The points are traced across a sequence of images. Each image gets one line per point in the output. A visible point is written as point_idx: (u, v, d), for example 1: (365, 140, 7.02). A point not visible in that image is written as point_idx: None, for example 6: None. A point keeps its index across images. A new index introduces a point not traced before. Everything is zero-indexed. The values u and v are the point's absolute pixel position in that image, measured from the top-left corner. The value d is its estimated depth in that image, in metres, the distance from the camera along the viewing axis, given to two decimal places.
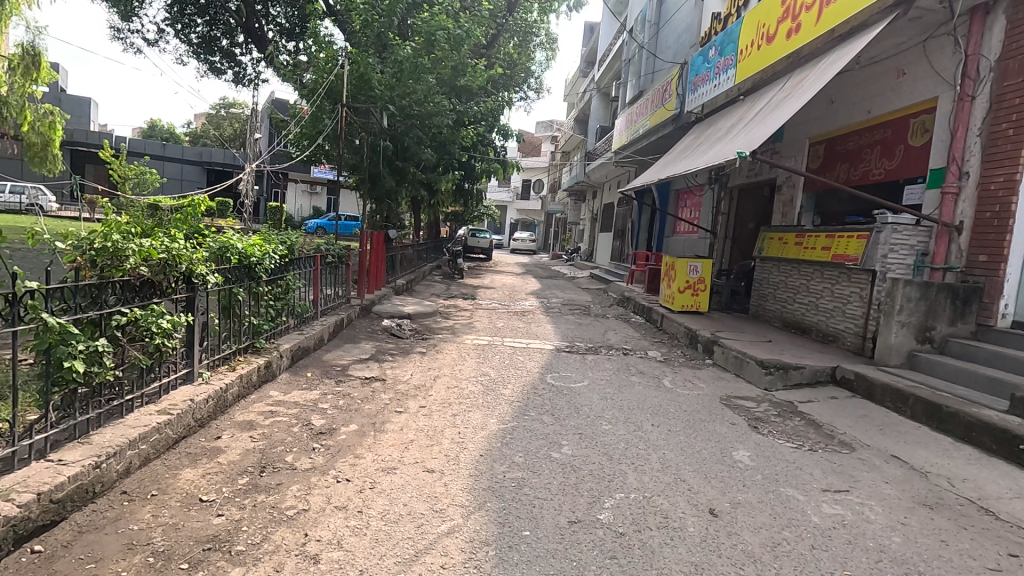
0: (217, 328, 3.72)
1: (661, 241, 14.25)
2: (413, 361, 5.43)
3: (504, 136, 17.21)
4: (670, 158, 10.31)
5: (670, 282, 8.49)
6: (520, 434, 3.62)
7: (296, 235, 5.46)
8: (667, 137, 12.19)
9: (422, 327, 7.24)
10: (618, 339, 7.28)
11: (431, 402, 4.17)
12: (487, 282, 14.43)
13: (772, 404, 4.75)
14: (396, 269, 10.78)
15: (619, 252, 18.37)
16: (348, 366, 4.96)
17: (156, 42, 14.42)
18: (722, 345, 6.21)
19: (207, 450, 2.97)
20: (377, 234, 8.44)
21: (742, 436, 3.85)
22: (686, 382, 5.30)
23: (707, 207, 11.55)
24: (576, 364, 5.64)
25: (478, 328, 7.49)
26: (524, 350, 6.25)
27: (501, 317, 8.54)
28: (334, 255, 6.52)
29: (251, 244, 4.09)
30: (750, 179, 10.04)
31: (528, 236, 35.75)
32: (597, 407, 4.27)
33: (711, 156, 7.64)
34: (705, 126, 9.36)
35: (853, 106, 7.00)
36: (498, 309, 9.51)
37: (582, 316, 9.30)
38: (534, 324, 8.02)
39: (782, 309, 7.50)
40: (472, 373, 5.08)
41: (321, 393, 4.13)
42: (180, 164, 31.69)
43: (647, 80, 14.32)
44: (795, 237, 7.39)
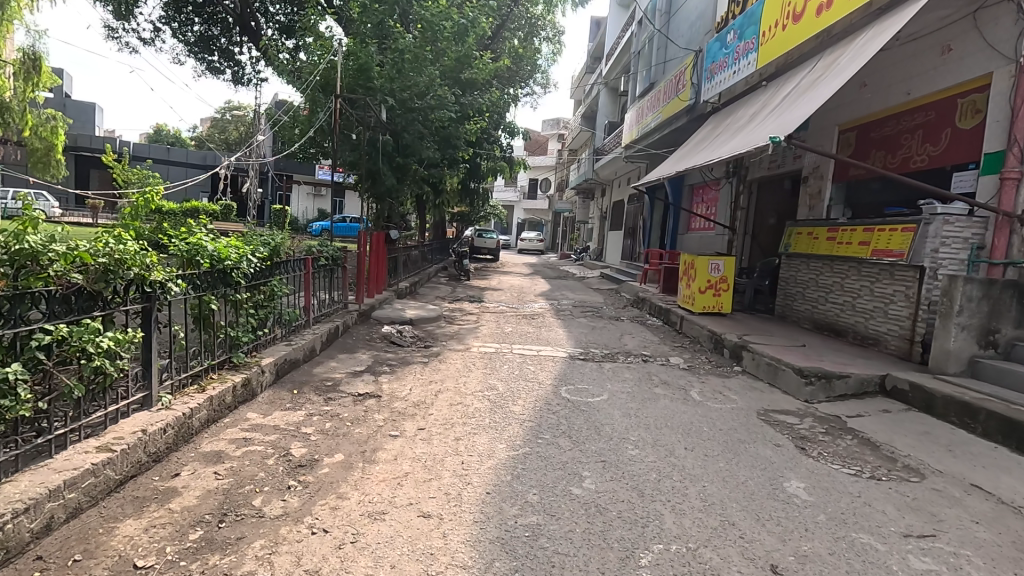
0: (185, 343, 3.24)
1: (675, 238, 13.70)
2: (413, 373, 4.94)
3: (511, 134, 16.70)
4: (685, 151, 9.75)
5: (690, 282, 7.95)
6: (534, 464, 3.10)
7: (284, 236, 5.00)
8: (681, 129, 11.64)
9: (425, 333, 6.75)
10: (636, 344, 6.75)
11: (431, 424, 3.65)
12: (495, 284, 13.93)
13: (817, 419, 4.19)
14: (398, 271, 10.31)
15: (630, 251, 17.81)
16: (340, 381, 4.46)
17: (152, 41, 14.10)
18: (752, 350, 5.65)
19: (159, 493, 2.47)
20: (376, 234, 7.88)
21: (792, 462, 3.31)
22: (716, 394, 4.76)
23: (724, 202, 10.99)
24: (593, 374, 5.12)
25: (485, 333, 6.98)
26: (535, 358, 5.73)
27: (509, 321, 8.03)
28: (329, 257, 6.05)
29: (225, 246, 3.62)
30: (771, 172, 9.46)
31: (536, 236, 35.20)
32: (621, 427, 3.74)
33: (733, 146, 7.04)
34: (724, 116, 8.76)
35: (890, 88, 6.42)
36: (506, 312, 9.01)
37: (595, 319, 8.76)
38: (545, 329, 7.49)
39: (813, 310, 6.93)
40: (479, 387, 4.56)
41: (306, 415, 3.63)
42: (184, 167, 31.58)
43: (658, 71, 13.77)
44: (827, 231, 6.82)
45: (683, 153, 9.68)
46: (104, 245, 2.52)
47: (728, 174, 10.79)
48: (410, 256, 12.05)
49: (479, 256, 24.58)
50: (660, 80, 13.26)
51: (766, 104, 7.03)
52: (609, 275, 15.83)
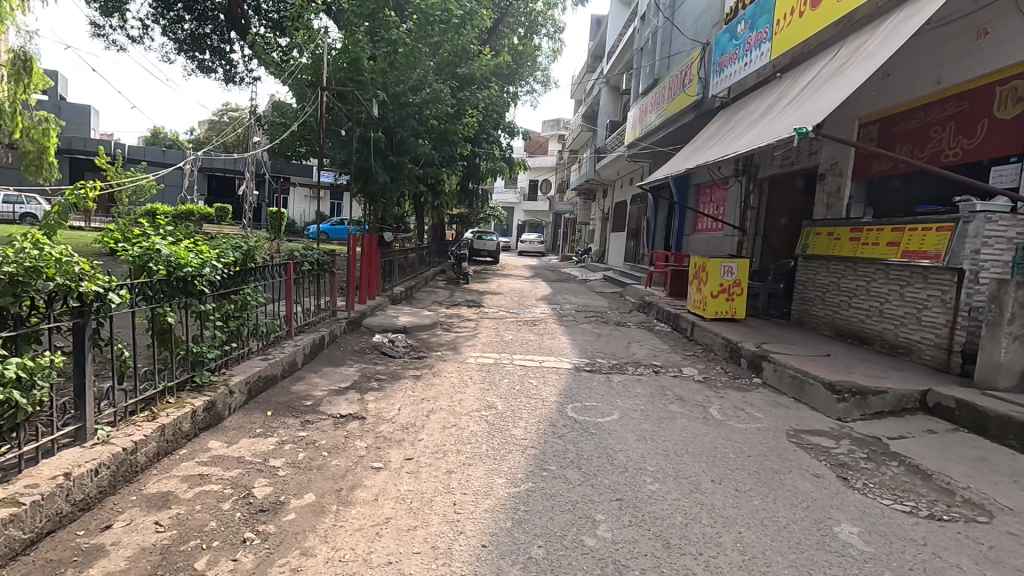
0: (133, 363, 2.79)
1: (680, 240, 13.26)
2: (403, 389, 4.49)
3: (511, 133, 16.29)
4: (692, 148, 9.30)
5: (701, 286, 7.50)
6: (539, 504, 2.65)
7: (261, 239, 4.56)
8: (687, 126, 11.20)
9: (419, 343, 6.30)
10: (646, 354, 6.29)
11: (421, 453, 3.20)
12: (495, 287, 13.48)
13: (855, 442, 3.74)
14: (394, 275, 9.87)
15: (634, 253, 17.39)
16: (321, 400, 4.01)
17: (140, 39, 13.69)
18: (773, 361, 5.19)
19: (79, 553, 2.01)
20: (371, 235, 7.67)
21: (838, 499, 2.86)
22: (738, 411, 4.30)
23: (733, 202, 10.56)
24: (602, 389, 4.67)
25: (483, 342, 6.54)
26: (537, 370, 5.29)
27: (509, 328, 7.58)
28: (314, 261, 5.60)
29: (184, 251, 3.18)
30: (783, 169, 9.02)
31: (537, 237, 34.74)
32: (636, 455, 3.29)
33: (747, 140, 6.56)
34: (735, 111, 8.27)
35: (916, 77, 5.98)
36: (506, 318, 8.56)
37: (600, 324, 8.31)
38: (548, 337, 7.04)
39: (835, 316, 6.48)
40: (476, 406, 4.11)
41: (277, 444, 3.18)
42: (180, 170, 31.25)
43: (662, 67, 13.35)
44: (850, 231, 6.37)
45: (691, 150, 9.17)
46: (8, 250, 2.09)
47: (737, 172, 10.35)
48: (406, 259, 11.62)
49: (479, 258, 24.14)
50: (665, 76, 12.82)
51: (784, 95, 6.55)
52: (613, 278, 15.38)
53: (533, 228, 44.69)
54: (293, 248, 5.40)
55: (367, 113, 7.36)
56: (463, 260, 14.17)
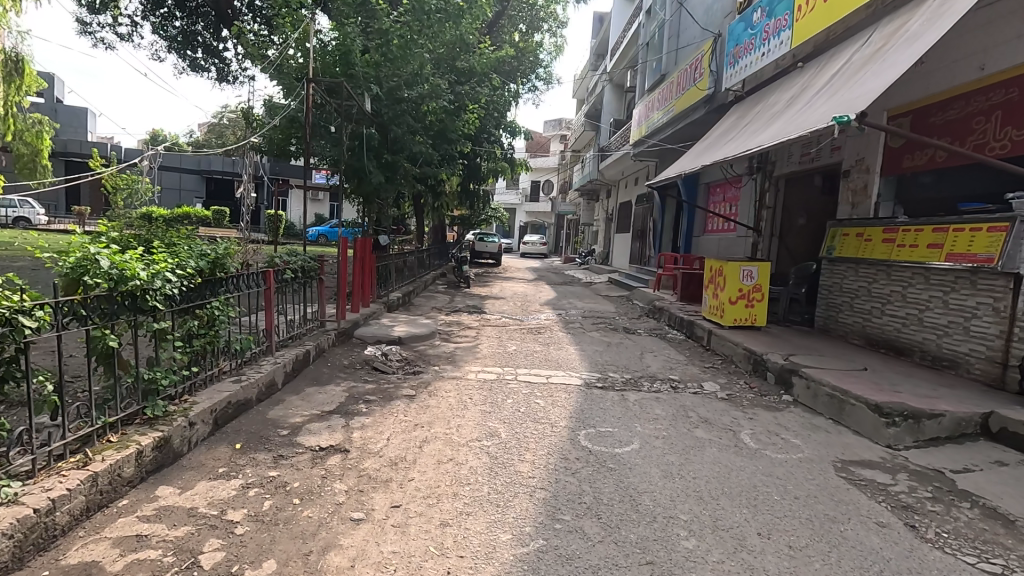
0: (60, 398, 2.32)
1: (689, 241, 12.76)
2: (394, 412, 4.00)
3: (513, 133, 15.82)
4: (706, 144, 8.78)
5: (718, 291, 7.00)
6: (553, 571, 2.15)
7: (235, 245, 4.07)
8: (697, 122, 10.70)
9: (415, 355, 5.82)
10: (661, 367, 5.79)
11: (411, 499, 2.71)
12: (496, 291, 12.98)
13: (916, 476, 3.23)
14: (390, 281, 9.41)
15: (640, 255, 16.93)
16: (300, 428, 3.53)
17: (129, 37, 13.23)
18: (806, 376, 4.68)
19: None
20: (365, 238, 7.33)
21: (916, 560, 2.34)
22: (773, 436, 3.80)
23: (746, 200, 10.07)
24: (617, 411, 4.17)
25: (484, 354, 6.05)
26: (544, 387, 4.80)
27: (513, 338, 7.10)
28: (298, 266, 5.10)
29: (131, 262, 2.70)
30: (802, 166, 8.51)
31: (539, 239, 34.25)
32: (665, 499, 2.79)
33: (771, 132, 6.02)
34: (753, 103, 7.73)
35: (956, 64, 5.47)
36: (509, 325, 8.07)
37: (609, 332, 7.81)
38: (554, 347, 6.55)
39: (866, 324, 5.97)
40: (475, 434, 3.61)
41: (240, 489, 2.68)
42: (178, 173, 30.84)
43: (670, 61, 12.85)
44: (882, 232, 5.86)
45: (705, 146, 8.64)
46: None
47: (752, 169, 9.86)
48: (405, 263, 11.15)
49: (480, 261, 23.65)
50: (673, 71, 12.33)
51: (811, 84, 6.01)
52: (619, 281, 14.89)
53: (534, 229, 44.06)
54: (271, 253, 4.88)
55: (358, 107, 6.91)
56: (463, 263, 13.71)
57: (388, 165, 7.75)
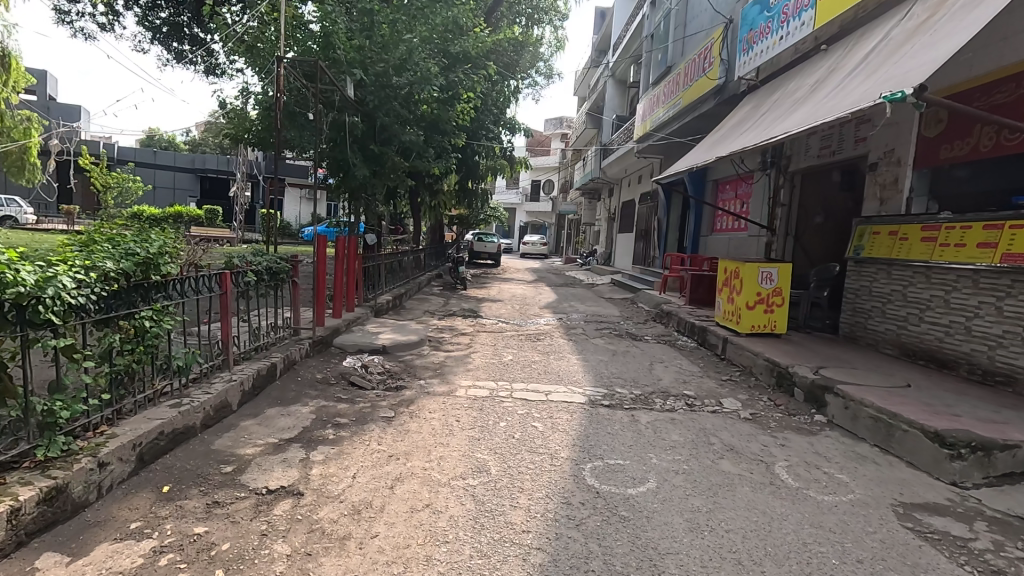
0: None
1: (696, 241, 12.19)
2: (367, 439, 3.42)
3: (512, 130, 15.26)
4: (717, 137, 8.18)
5: (733, 294, 6.41)
6: None
7: (179, 244, 3.48)
8: (706, 115, 10.10)
9: (400, 367, 5.23)
10: (673, 380, 5.19)
11: (372, 567, 2.12)
12: (494, 293, 12.38)
13: (998, 526, 2.64)
14: (380, 283, 8.84)
15: (643, 256, 16.43)
16: (250, 462, 2.94)
17: (111, 26, 12.65)
18: (843, 394, 4.09)
19: None
20: (352, 239, 6.80)
21: None
22: (813, 470, 3.21)
23: (758, 198, 9.51)
24: (628, 438, 3.57)
25: (478, 365, 5.45)
26: (543, 406, 4.21)
27: (509, 345, 6.51)
28: (262, 269, 4.45)
29: (12, 262, 2.11)
30: (820, 160, 7.91)
31: (539, 239, 33.66)
32: (694, 565, 2.19)
33: (797, 117, 5.35)
34: (772, 91, 7.08)
35: (1006, 41, 4.88)
36: (506, 331, 7.48)
37: (614, 340, 7.21)
38: (554, 357, 5.95)
39: (902, 332, 5.38)
40: (461, 470, 3.01)
41: (150, 556, 2.09)
42: (171, 172, 30.25)
43: (675, 51, 12.28)
44: (919, 230, 5.27)
45: (718, 138, 7.96)
46: None
47: (765, 164, 9.27)
48: (397, 263, 10.56)
49: (479, 261, 23.03)
50: (680, 62, 11.74)
51: (841, 66, 5.40)
52: (622, 282, 14.32)
53: (534, 229, 43.31)
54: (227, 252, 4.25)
55: (340, 93, 6.34)
56: (461, 264, 13.13)
57: (373, 157, 7.21)
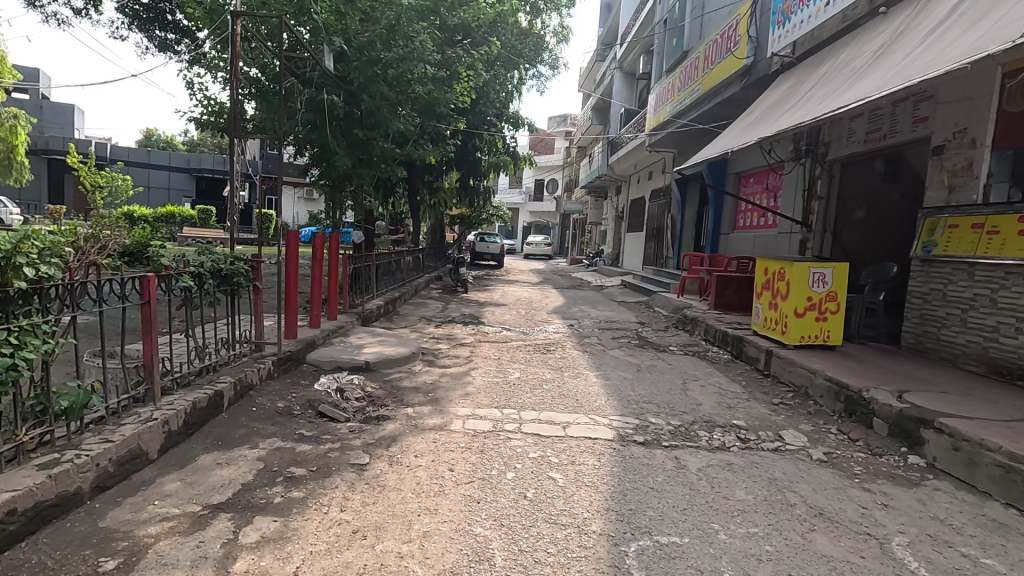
0: None
1: (716, 240, 11.28)
2: (326, 502, 2.51)
3: (516, 124, 14.40)
4: (749, 121, 7.25)
5: (777, 299, 5.49)
6: None
7: (72, 239, 2.59)
8: (731, 99, 9.17)
9: (384, 389, 4.33)
10: (716, 406, 4.28)
11: None
12: (498, 297, 11.47)
13: None
14: (370, 287, 7.96)
15: (655, 256, 15.52)
16: (147, 552, 2.04)
17: (87, 12, 11.84)
18: (949, 430, 3.17)
19: None
20: (334, 235, 5.94)
21: None
22: (947, 551, 2.29)
23: (789, 191, 8.59)
24: (678, 499, 2.67)
25: (478, 386, 4.55)
26: (561, 445, 3.29)
27: (516, 359, 5.60)
28: (202, 272, 3.47)
29: None
30: (868, 144, 6.91)
31: (544, 239, 32.71)
32: None
33: (866, 85, 4.42)
34: (816, 66, 6.18)
35: None
36: (512, 341, 6.57)
37: (635, 352, 6.30)
38: (570, 374, 5.04)
39: (991, 345, 4.46)
40: (451, 560, 2.10)
41: None
42: (166, 171, 29.47)
43: (693, 33, 11.35)
44: (1014, 222, 4.36)
45: (751, 122, 7.06)
46: None
47: (798, 153, 8.31)
48: (392, 265, 9.66)
49: (481, 263, 22.13)
50: (699, 45, 10.83)
51: (919, 23, 4.47)
52: (634, 284, 13.41)
53: (539, 230, 42.37)
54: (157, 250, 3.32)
55: (317, 66, 5.46)
56: (461, 265, 12.24)
57: (357, 143, 6.36)
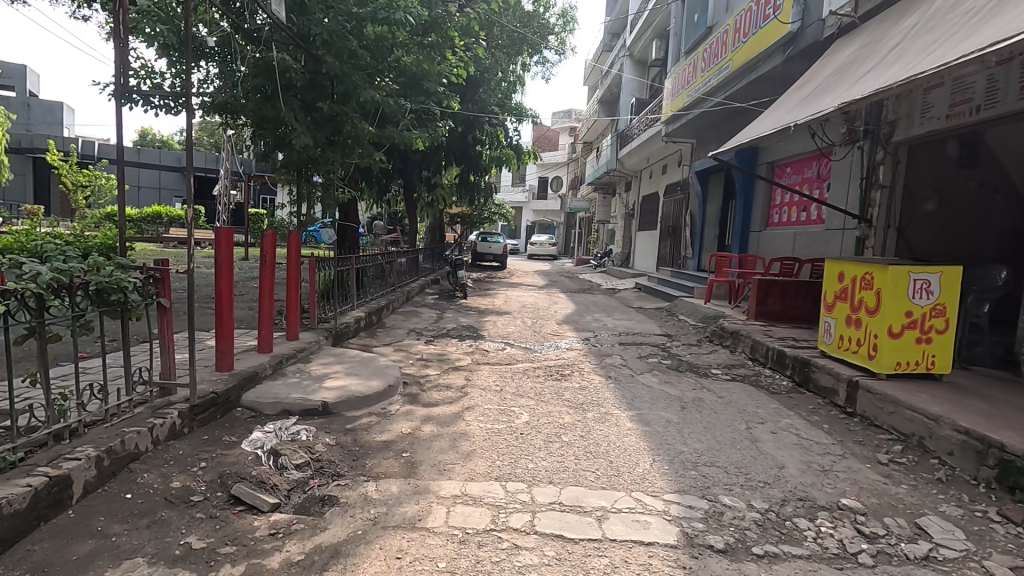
0: None
1: (745, 237, 10.06)
2: None
3: (519, 117, 13.16)
4: (801, 92, 6.00)
5: (859, 313, 4.25)
6: None
7: None
8: (768, 76, 7.95)
9: (342, 449, 3.12)
10: (809, 471, 3.04)
11: None
12: (502, 304, 10.24)
13: None
14: (350, 297, 6.77)
15: (671, 256, 14.29)
16: None
17: None
18: None
19: None
20: (295, 235, 4.77)
21: None
22: None
23: (841, 180, 7.35)
24: None
25: (473, 440, 3.32)
26: (603, 566, 2.07)
27: (524, 392, 4.38)
28: (36, 290, 2.22)
29: None
30: (948, 120, 5.63)
31: (549, 239, 31.50)
32: None
33: (1010, 21, 3.20)
34: (900, 20, 4.96)
35: None
36: (518, 364, 5.36)
37: (671, 377, 5.06)
38: (595, 415, 3.83)
39: None
40: None
41: None
42: (157, 170, 28.36)
43: (719, 6, 10.11)
44: None
45: (813, 90, 5.63)
46: None
47: (853, 134, 7.04)
48: (380, 269, 8.49)
49: (484, 265, 20.94)
50: (726, 19, 9.57)
51: None
52: (650, 288, 12.18)
53: (543, 230, 41.27)
54: None
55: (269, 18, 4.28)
56: (459, 267, 11.04)
57: (325, 119, 5.23)
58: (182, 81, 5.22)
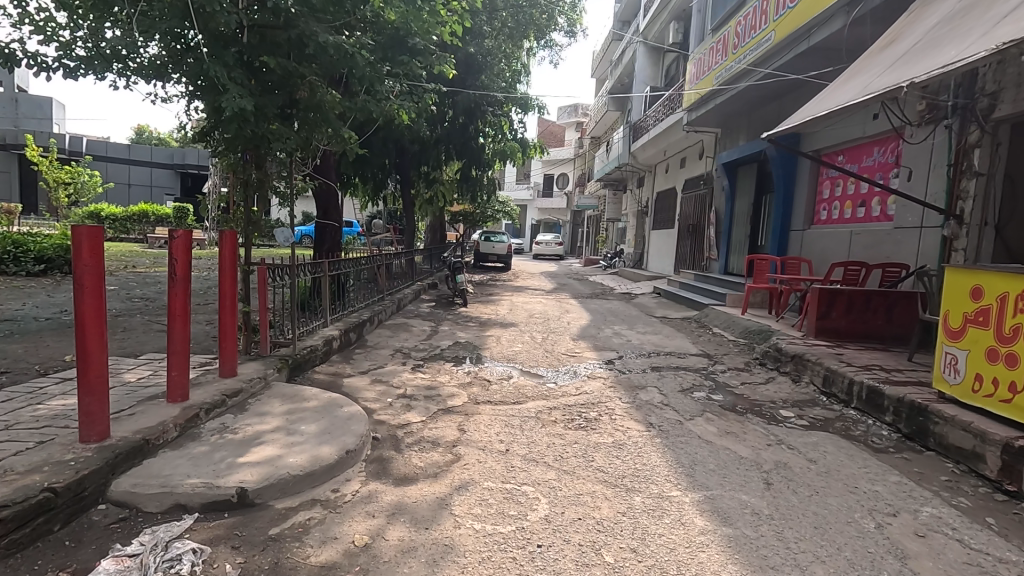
0: None
1: (784, 238, 8.76)
2: None
3: (525, 108, 11.94)
4: (888, 49, 4.74)
5: (1013, 347, 2.98)
6: None
7: None
8: (823, 45, 6.67)
9: None
10: None
11: None
12: (507, 313, 8.98)
13: None
14: (323, 312, 5.56)
15: (691, 259, 13.03)
16: None
17: None
18: None
19: None
20: (230, 236, 3.53)
21: None
22: None
23: (919, 168, 6.11)
24: None
25: (465, 564, 2.09)
26: None
27: (538, 455, 3.14)
28: None
29: None
30: None
31: (554, 238, 30.23)
32: None
33: None
34: None
35: None
36: (528, 405, 4.11)
37: (732, 425, 3.81)
38: (644, 502, 2.60)
39: None
40: None
41: None
42: (148, 167, 27.25)
43: None
44: None
45: (909, 44, 4.35)
46: None
47: (937, 111, 5.81)
48: (366, 275, 7.28)
49: (487, 265, 19.65)
50: None
51: None
52: (672, 294, 10.92)
53: (548, 229, 40.00)
54: None
55: None
56: (458, 271, 9.81)
57: (277, 83, 4.04)
58: (92, 35, 3.96)
